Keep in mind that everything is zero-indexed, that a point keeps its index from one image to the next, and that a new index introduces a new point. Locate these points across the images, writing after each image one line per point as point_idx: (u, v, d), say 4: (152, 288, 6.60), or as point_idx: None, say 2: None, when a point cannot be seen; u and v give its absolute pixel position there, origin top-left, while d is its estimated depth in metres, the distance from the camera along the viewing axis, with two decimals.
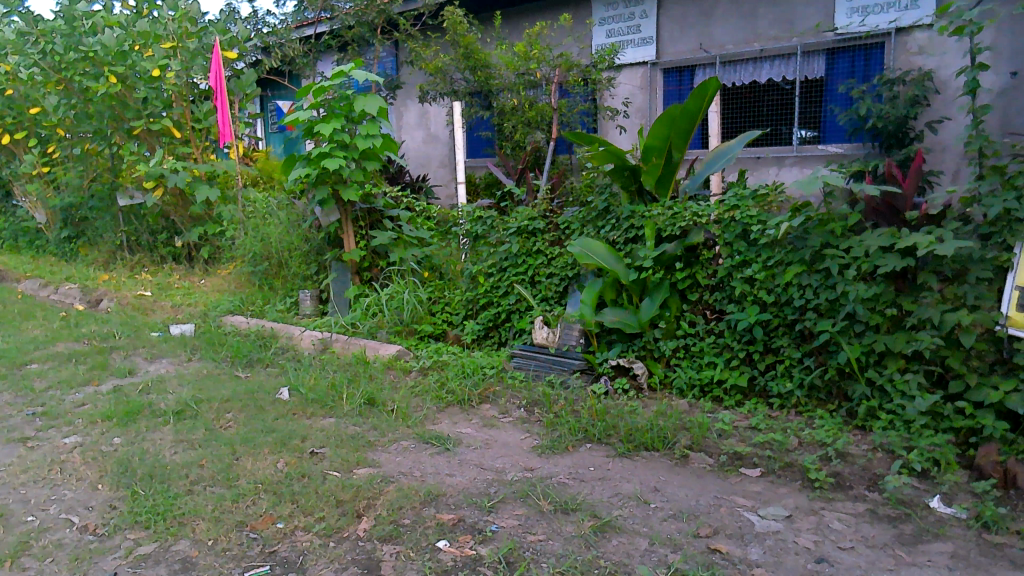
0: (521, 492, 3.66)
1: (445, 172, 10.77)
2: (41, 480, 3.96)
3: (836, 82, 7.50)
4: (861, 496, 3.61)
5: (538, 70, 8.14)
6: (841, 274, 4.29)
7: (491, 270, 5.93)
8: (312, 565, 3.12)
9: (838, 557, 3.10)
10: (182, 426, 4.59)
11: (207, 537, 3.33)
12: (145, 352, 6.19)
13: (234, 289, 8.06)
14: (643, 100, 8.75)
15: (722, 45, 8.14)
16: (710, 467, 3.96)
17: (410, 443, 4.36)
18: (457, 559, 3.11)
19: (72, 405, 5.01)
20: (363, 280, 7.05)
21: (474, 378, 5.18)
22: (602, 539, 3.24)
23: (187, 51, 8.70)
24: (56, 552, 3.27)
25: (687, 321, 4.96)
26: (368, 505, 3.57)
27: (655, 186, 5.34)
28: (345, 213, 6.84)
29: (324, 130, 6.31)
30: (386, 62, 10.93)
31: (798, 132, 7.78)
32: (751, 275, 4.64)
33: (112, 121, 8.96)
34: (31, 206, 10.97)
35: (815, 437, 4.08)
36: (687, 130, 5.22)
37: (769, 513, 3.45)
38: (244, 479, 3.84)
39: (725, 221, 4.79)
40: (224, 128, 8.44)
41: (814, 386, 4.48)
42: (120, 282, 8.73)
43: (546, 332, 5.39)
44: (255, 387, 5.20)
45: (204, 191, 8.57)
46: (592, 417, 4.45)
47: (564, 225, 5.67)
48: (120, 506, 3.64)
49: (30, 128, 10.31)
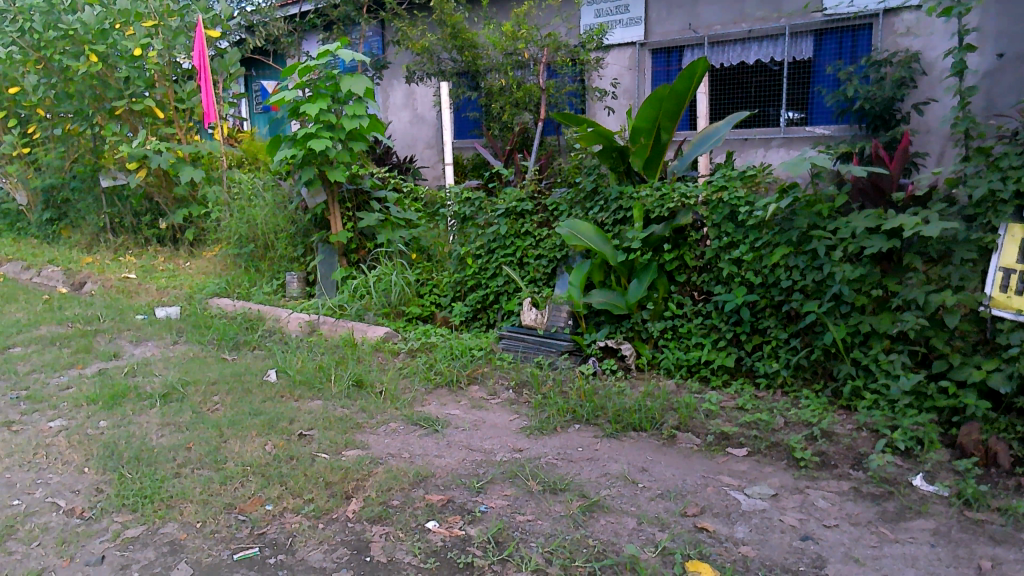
0: (510, 473, 3.68)
1: (433, 153, 10.73)
2: (26, 464, 3.94)
3: (824, 63, 7.51)
4: (845, 474, 3.66)
5: (526, 50, 8.08)
6: (828, 255, 4.31)
7: (480, 251, 5.91)
8: (301, 547, 3.12)
9: (822, 534, 3.14)
10: (169, 408, 4.57)
11: (196, 520, 3.33)
12: (130, 335, 6.15)
13: (219, 271, 8.01)
14: (631, 81, 8.72)
15: (710, 25, 8.10)
16: (697, 447, 3.99)
17: (398, 425, 4.37)
18: (446, 539, 3.13)
19: (56, 389, 4.97)
20: (350, 262, 7.02)
21: (462, 360, 5.18)
22: (590, 518, 3.26)
23: (168, 29, 8.56)
24: (43, 535, 3.27)
25: (675, 302, 4.98)
26: (357, 486, 3.58)
27: (643, 167, 5.33)
28: (332, 194, 6.82)
29: (309, 111, 6.21)
30: (372, 42, 10.84)
31: (786, 113, 7.81)
32: (739, 255, 4.66)
33: (93, 100, 8.85)
34: (11, 187, 10.81)
35: (800, 416, 4.13)
36: (676, 112, 5.19)
37: (755, 492, 3.49)
38: (232, 461, 3.83)
39: (713, 202, 4.80)
40: (209, 108, 8.33)
41: (800, 367, 4.51)
42: (103, 265, 8.64)
43: (534, 314, 5.35)
44: (243, 370, 5.18)
45: (188, 172, 8.48)
46: (580, 398, 4.47)
47: (552, 207, 5.65)
48: (107, 489, 3.62)
49: (10, 108, 10.15)
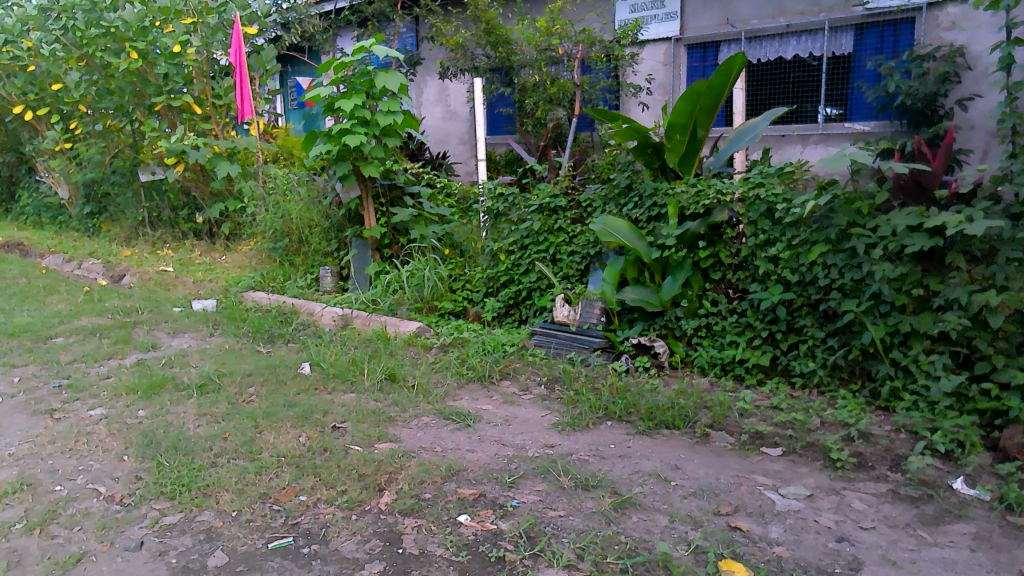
0: (542, 468, 3.69)
1: (465, 149, 10.77)
2: (68, 451, 4.03)
3: (864, 58, 7.40)
4: (883, 476, 3.59)
5: (560, 46, 8.04)
6: (867, 254, 4.24)
7: (513, 247, 5.90)
8: (334, 537, 3.15)
9: (858, 536, 3.10)
10: (205, 399, 4.64)
11: (232, 508, 3.38)
12: (167, 327, 6.25)
13: (254, 265, 8.12)
14: (666, 76, 8.62)
15: (747, 20, 8.01)
16: (731, 446, 3.95)
17: (431, 419, 4.39)
18: (478, 533, 3.13)
19: (96, 378, 5.09)
20: (383, 257, 7.06)
21: (494, 355, 5.19)
22: (622, 515, 3.25)
23: (207, 27, 8.74)
24: (84, 520, 3.34)
25: (709, 300, 4.92)
26: (389, 479, 3.60)
27: (678, 163, 5.28)
28: (366, 189, 6.86)
29: (344, 106, 6.31)
30: (406, 38, 10.92)
31: (824, 110, 7.71)
32: (776, 253, 4.61)
33: (133, 97, 9.03)
34: (53, 182, 11.05)
35: (837, 417, 4.07)
36: (712, 108, 5.13)
37: (790, 492, 3.45)
38: (267, 452, 3.88)
39: (750, 199, 4.75)
40: (244, 104, 8.43)
41: (836, 366, 4.44)
42: (141, 258, 8.80)
43: (567, 310, 5.30)
44: (277, 362, 5.25)
45: (225, 167, 8.58)
46: (612, 395, 4.46)
47: (586, 203, 5.64)
48: (145, 477, 3.69)
49: (53, 104, 10.39)
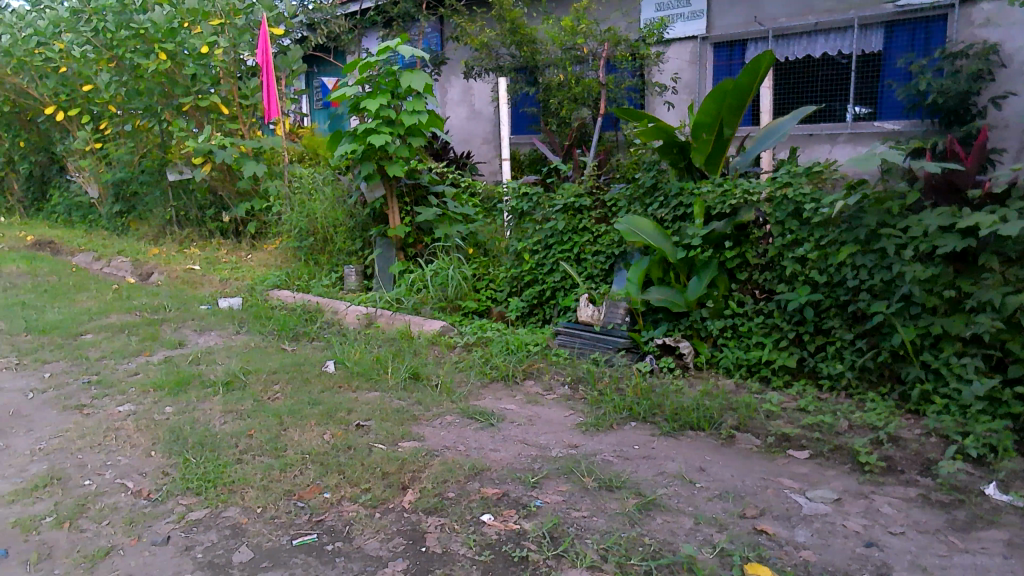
0: (566, 468, 3.67)
1: (489, 149, 10.78)
2: (97, 446, 4.08)
3: (894, 56, 7.29)
4: (912, 480, 3.53)
5: (585, 45, 8.01)
6: (897, 254, 4.18)
7: (537, 247, 5.89)
8: (358, 535, 3.17)
9: (888, 541, 3.05)
10: (231, 396, 4.68)
11: (257, 505, 3.40)
12: (194, 325, 6.32)
13: (280, 264, 8.18)
14: (692, 75, 8.54)
15: (774, 18, 7.93)
16: (757, 448, 3.91)
17: (454, 418, 4.39)
18: (501, 532, 3.13)
19: (125, 374, 5.16)
20: (407, 256, 7.09)
21: (518, 355, 5.18)
22: (646, 517, 3.23)
23: (234, 28, 8.83)
24: (112, 515, 3.38)
25: (735, 300, 4.88)
26: (413, 477, 3.61)
27: (705, 163, 5.23)
28: (390, 189, 6.89)
29: (370, 106, 6.34)
30: (431, 38, 10.95)
31: (853, 108, 7.61)
32: (803, 253, 4.56)
33: (161, 97, 9.15)
34: (84, 181, 11.23)
35: (866, 420, 4.01)
36: (739, 107, 5.08)
37: (817, 496, 3.41)
38: (291, 449, 3.91)
39: (778, 199, 4.70)
40: (271, 104, 8.50)
41: (865, 369, 4.38)
42: (169, 256, 8.91)
43: (591, 310, 5.29)
44: (302, 360, 5.28)
45: (251, 166, 8.65)
46: (637, 395, 4.43)
47: (611, 203, 5.61)
48: (172, 472, 3.73)
49: (84, 104, 10.56)
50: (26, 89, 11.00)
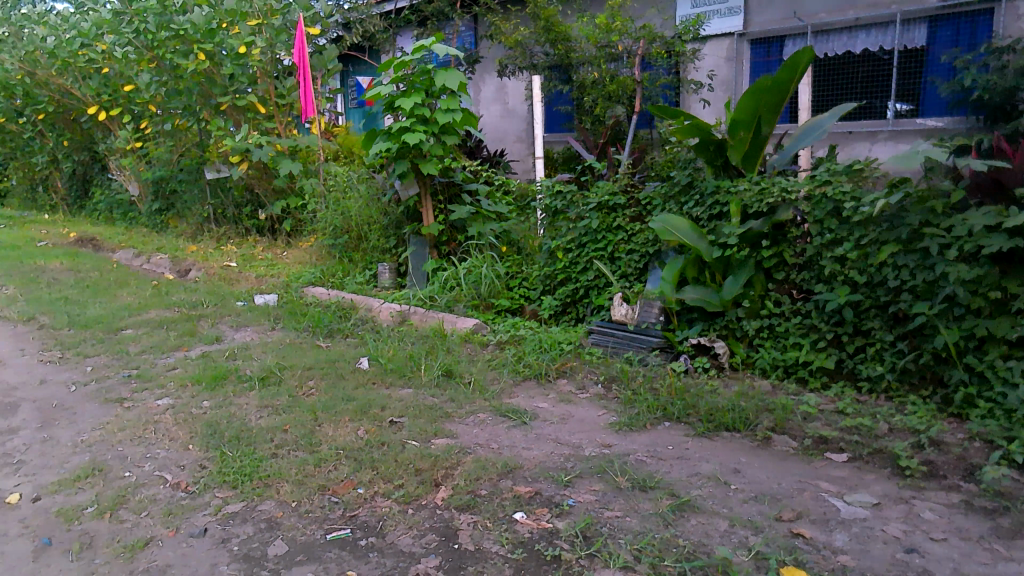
0: (598, 468, 3.65)
1: (523, 147, 10.77)
2: (136, 438, 4.16)
3: (938, 51, 7.15)
4: (955, 486, 3.45)
5: (620, 42, 7.96)
6: (941, 254, 4.09)
7: (571, 245, 5.86)
8: (391, 530, 3.18)
9: (929, 548, 2.98)
10: (267, 391, 4.74)
11: (291, 499, 3.44)
12: (231, 321, 6.42)
13: (314, 261, 8.26)
14: (729, 72, 8.45)
15: (814, 14, 7.81)
16: (794, 451, 3.85)
17: (487, 416, 4.39)
18: (534, 531, 3.12)
19: (164, 369, 5.25)
20: (441, 254, 7.12)
21: (551, 353, 5.17)
22: (680, 518, 3.20)
23: (271, 28, 8.95)
24: (151, 506, 3.44)
25: (772, 300, 4.81)
26: (446, 474, 3.62)
27: (742, 161, 5.17)
28: (424, 187, 6.92)
29: (404, 105, 6.37)
30: (465, 37, 11.00)
31: (894, 105, 7.48)
32: (843, 253, 4.48)
33: (200, 97, 9.29)
34: (125, 180, 11.49)
35: (907, 423, 3.93)
36: (778, 104, 5.01)
37: (856, 500, 3.34)
38: (326, 445, 3.94)
39: (817, 198, 4.63)
40: (307, 103, 8.60)
41: (906, 371, 4.29)
42: (207, 253, 9.05)
43: (625, 310, 5.29)
44: (336, 357, 5.33)
45: (288, 165, 8.75)
46: (671, 395, 4.39)
47: (646, 201, 5.57)
48: (209, 465, 3.79)
49: (125, 104, 10.78)
50: (71, 90, 11.27)
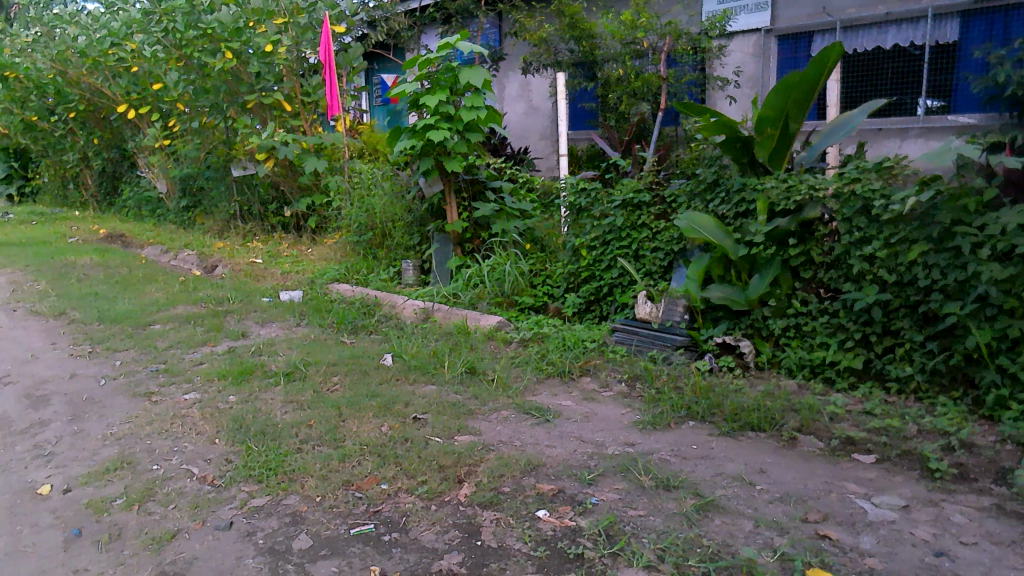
0: (622, 467, 3.63)
1: (547, 145, 10.75)
2: (164, 432, 4.22)
3: (971, 47, 7.02)
4: (986, 489, 3.39)
5: (645, 39, 7.90)
6: (973, 253, 4.03)
7: (595, 243, 5.83)
8: (414, 526, 3.19)
9: (959, 552, 2.93)
10: (292, 386, 4.78)
11: (315, 494, 3.46)
12: (257, 316, 6.48)
13: (339, 258, 8.31)
14: (755, 69, 8.39)
15: (843, 9, 7.72)
16: (820, 451, 3.81)
17: (510, 413, 4.39)
18: (556, 528, 3.11)
19: (191, 363, 5.31)
20: (464, 251, 7.13)
21: (575, 351, 5.15)
22: (704, 517, 3.17)
23: (297, 26, 9.01)
24: (178, 499, 3.48)
25: (799, 299, 4.76)
26: (469, 471, 3.62)
27: (768, 159, 5.11)
28: (448, 184, 6.94)
29: (429, 102, 6.34)
30: (490, 34, 11.05)
31: (925, 102, 7.33)
32: (872, 252, 4.42)
33: (227, 95, 9.38)
34: (153, 177, 11.65)
35: (937, 425, 3.87)
36: (806, 100, 4.97)
37: (884, 502, 3.30)
38: (350, 440, 3.96)
39: (845, 195, 4.56)
40: (333, 101, 8.65)
41: (936, 372, 4.22)
42: (233, 250, 9.15)
43: (649, 307, 5.26)
44: (360, 353, 5.36)
45: (313, 162, 8.81)
46: (695, 394, 4.36)
47: (671, 198, 5.52)
48: (235, 459, 3.83)
49: (153, 103, 10.92)
50: (101, 88, 11.45)
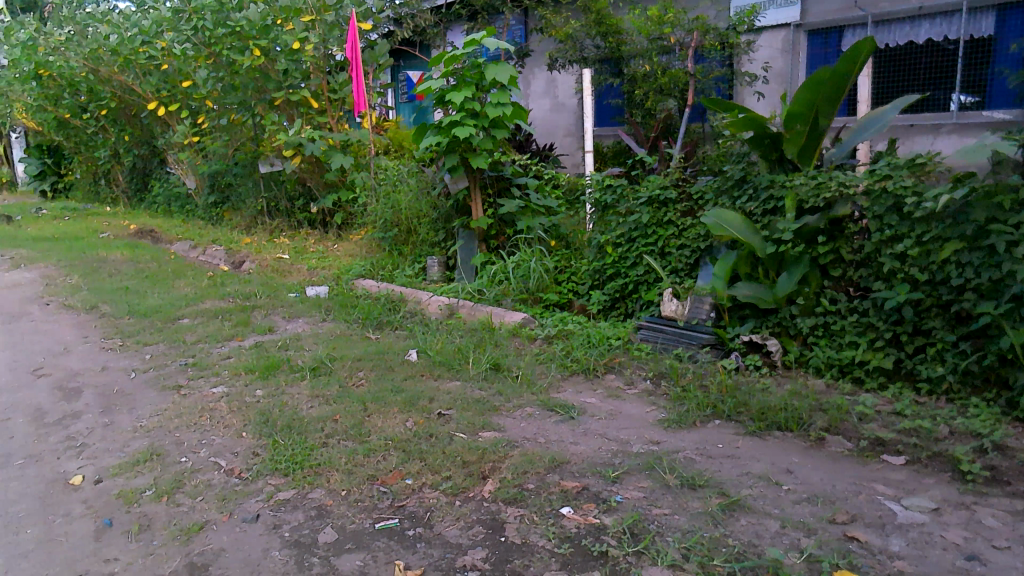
0: (646, 465, 3.61)
1: (573, 141, 10.72)
2: (192, 425, 4.27)
3: (1008, 41, 6.88)
4: (1020, 493, 3.32)
5: (672, 35, 7.84)
6: (1008, 252, 3.94)
7: (620, 240, 5.79)
8: (438, 521, 3.20)
9: (991, 556, 2.87)
10: (318, 381, 4.82)
11: (341, 488, 3.48)
12: (283, 312, 6.53)
13: (365, 254, 8.36)
14: (784, 64, 8.28)
15: (875, 2, 7.57)
16: (849, 452, 3.76)
17: (534, 410, 4.39)
18: (580, 526, 3.11)
19: (219, 358, 5.37)
20: (489, 248, 7.13)
21: (599, 348, 5.14)
22: (729, 517, 3.15)
23: (324, 23, 9.07)
24: (206, 491, 3.53)
25: (827, 298, 4.69)
26: (493, 467, 3.63)
27: (798, 155, 5.06)
28: (474, 181, 6.95)
29: (454, 99, 6.36)
30: (516, 30, 10.98)
31: (958, 97, 7.23)
32: (903, 250, 4.34)
33: (255, 92, 9.46)
34: (182, 173, 11.81)
35: (969, 426, 3.80)
36: (837, 96, 4.89)
37: (914, 504, 3.24)
38: (375, 435, 3.99)
39: (876, 192, 4.47)
40: (359, 98, 8.70)
41: (969, 373, 4.15)
42: (260, 245, 9.24)
43: (675, 305, 5.23)
44: (385, 348, 5.39)
45: (339, 158, 8.87)
46: (721, 393, 4.33)
47: (698, 195, 5.46)
48: (262, 453, 3.87)
49: (183, 100, 11.06)
50: (132, 86, 11.62)
